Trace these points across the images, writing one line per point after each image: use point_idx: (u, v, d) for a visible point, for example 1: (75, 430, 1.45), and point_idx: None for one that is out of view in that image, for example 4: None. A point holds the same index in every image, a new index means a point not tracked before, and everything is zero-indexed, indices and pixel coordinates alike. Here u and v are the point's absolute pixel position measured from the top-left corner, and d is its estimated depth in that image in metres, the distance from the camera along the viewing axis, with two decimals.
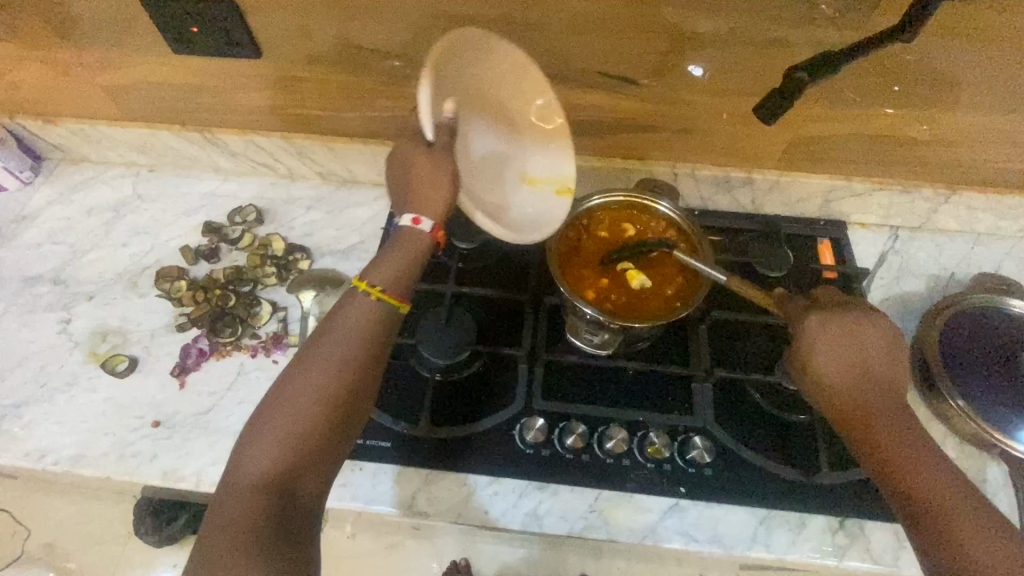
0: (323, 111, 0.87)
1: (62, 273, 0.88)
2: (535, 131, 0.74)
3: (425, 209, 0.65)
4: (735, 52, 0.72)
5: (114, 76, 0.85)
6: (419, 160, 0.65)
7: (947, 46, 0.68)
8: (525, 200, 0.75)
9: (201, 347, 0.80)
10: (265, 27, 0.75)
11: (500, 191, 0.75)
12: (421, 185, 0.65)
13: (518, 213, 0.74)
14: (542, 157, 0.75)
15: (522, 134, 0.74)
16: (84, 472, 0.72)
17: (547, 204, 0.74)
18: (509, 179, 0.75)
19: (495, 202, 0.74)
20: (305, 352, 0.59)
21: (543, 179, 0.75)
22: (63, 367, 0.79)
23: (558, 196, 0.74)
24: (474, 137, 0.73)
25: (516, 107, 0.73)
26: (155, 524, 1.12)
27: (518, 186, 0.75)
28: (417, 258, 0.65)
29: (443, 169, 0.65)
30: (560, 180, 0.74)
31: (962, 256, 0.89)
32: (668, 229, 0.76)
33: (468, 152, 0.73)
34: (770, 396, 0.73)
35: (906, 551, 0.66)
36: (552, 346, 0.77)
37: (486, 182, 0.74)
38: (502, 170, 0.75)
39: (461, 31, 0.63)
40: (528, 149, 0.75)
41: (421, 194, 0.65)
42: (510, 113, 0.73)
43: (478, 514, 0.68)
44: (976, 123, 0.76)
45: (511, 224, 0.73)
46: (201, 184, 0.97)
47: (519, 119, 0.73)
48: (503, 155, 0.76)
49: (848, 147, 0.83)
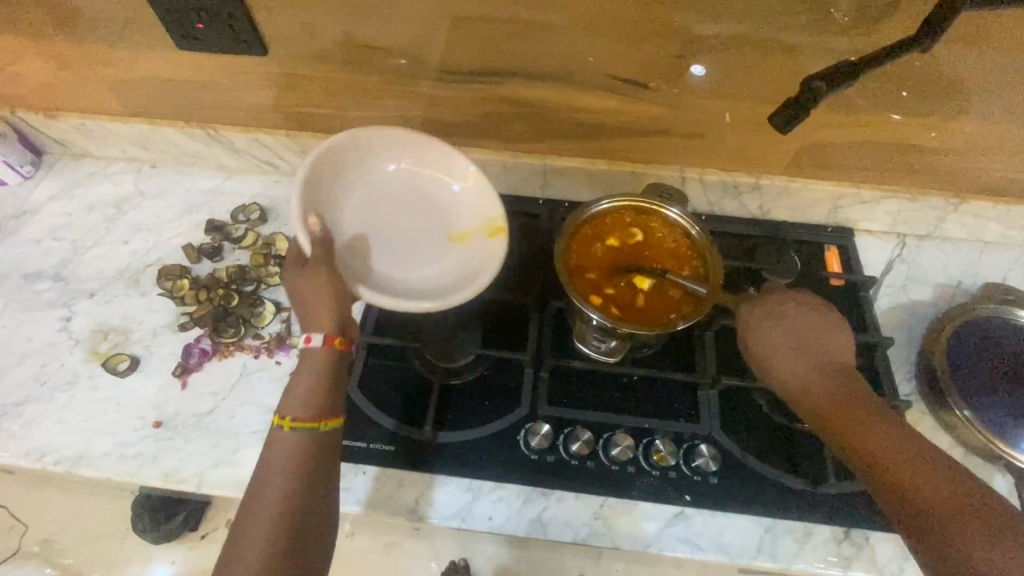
0: (329, 110, 0.86)
1: (63, 270, 0.87)
2: (433, 197, 0.76)
3: (315, 325, 0.62)
4: (747, 57, 0.72)
5: (118, 70, 0.84)
6: (300, 284, 0.63)
7: (963, 55, 0.67)
8: (462, 259, 0.74)
9: (204, 347, 0.79)
10: (272, 24, 0.75)
11: (428, 262, 0.74)
12: (309, 306, 0.62)
13: (460, 271, 0.72)
14: (455, 215, 0.76)
15: (422, 208, 0.75)
16: (84, 472, 0.71)
17: (486, 253, 0.72)
18: (436, 248, 0.75)
19: (427, 274, 0.73)
20: (252, 484, 0.57)
21: (468, 231, 0.75)
22: (63, 366, 0.78)
23: (491, 239, 0.73)
24: (369, 241, 0.73)
25: (400, 187, 0.75)
26: (153, 521, 1.11)
27: (451, 248, 0.75)
28: (324, 375, 0.61)
29: (326, 281, 0.62)
30: (488, 224, 0.74)
31: (969, 266, 0.89)
32: (677, 234, 0.76)
33: (379, 255, 0.72)
34: (776, 404, 0.72)
35: (911, 562, 0.66)
36: (558, 352, 0.76)
37: (407, 264, 0.73)
38: (422, 247, 0.75)
39: (323, 146, 0.68)
40: (433, 218, 0.76)
41: (317, 312, 0.62)
42: (396, 193, 0.75)
43: (482, 520, 0.68)
44: (988, 133, 0.76)
45: (459, 284, 0.70)
46: (204, 181, 0.96)
47: (408, 195, 0.75)
48: (423, 232, 0.75)
49: (857, 154, 0.82)
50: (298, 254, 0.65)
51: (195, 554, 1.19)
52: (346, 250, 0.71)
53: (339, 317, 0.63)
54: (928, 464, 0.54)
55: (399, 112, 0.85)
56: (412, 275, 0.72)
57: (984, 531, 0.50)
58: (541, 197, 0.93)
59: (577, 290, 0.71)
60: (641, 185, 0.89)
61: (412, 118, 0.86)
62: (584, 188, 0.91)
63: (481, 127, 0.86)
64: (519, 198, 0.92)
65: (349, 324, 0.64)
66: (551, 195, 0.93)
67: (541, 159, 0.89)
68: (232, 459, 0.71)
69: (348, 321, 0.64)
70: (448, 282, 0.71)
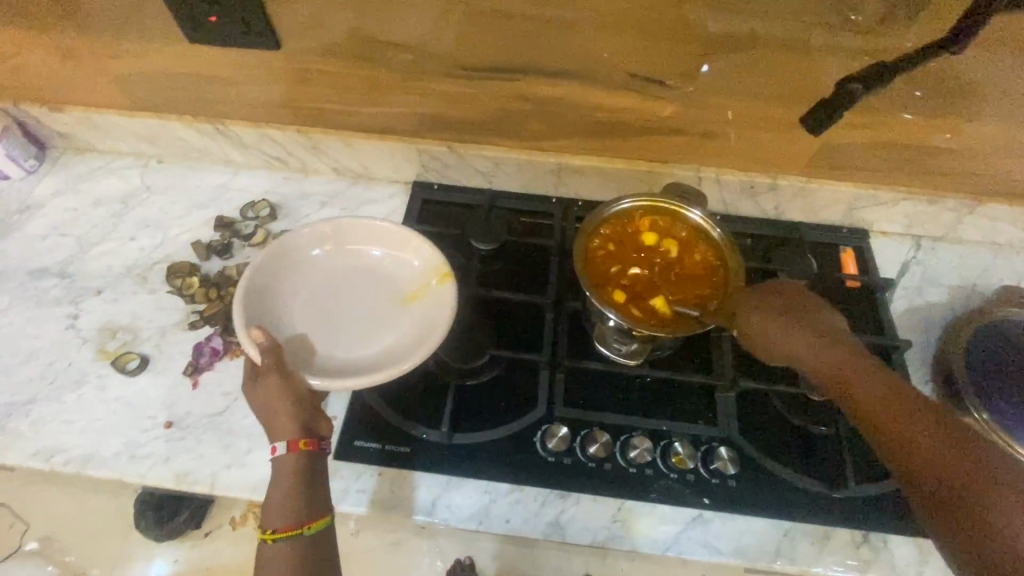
0: (339, 105, 0.85)
1: (68, 267, 0.85)
2: (378, 269, 0.76)
3: (279, 432, 0.62)
4: (769, 56, 0.71)
5: (125, 63, 0.82)
6: (255, 396, 0.63)
7: (988, 56, 0.66)
8: (421, 317, 0.72)
9: (215, 346, 0.78)
10: (285, 17, 0.73)
11: (390, 328, 0.72)
12: (268, 416, 0.62)
13: (421, 328, 0.70)
14: (403, 279, 0.76)
15: (369, 284, 0.76)
16: (93, 474, 0.70)
17: (441, 303, 0.71)
18: (392, 313, 0.73)
19: (390, 341, 0.71)
20: None
21: (418, 288, 0.74)
22: (71, 365, 0.77)
23: (444, 286, 0.73)
24: (321, 333, 0.71)
25: (343, 270, 0.76)
26: (157, 519, 1.10)
27: (410, 309, 0.73)
28: (297, 479, 0.60)
29: (278, 386, 0.62)
30: (436, 275, 0.74)
31: (984, 268, 0.89)
32: (699, 237, 0.75)
33: (338, 339, 0.71)
34: (794, 407, 0.72)
35: (930, 567, 0.65)
36: (575, 353, 0.76)
37: (367, 338, 0.71)
38: (378, 317, 0.73)
39: (251, 264, 0.70)
40: (381, 289, 0.75)
41: (276, 418, 0.62)
42: (339, 277, 0.76)
43: (499, 523, 0.67)
44: (1010, 134, 0.75)
45: (422, 339, 0.68)
46: (212, 177, 0.95)
47: (352, 275, 0.76)
48: (379, 303, 0.74)
49: (875, 155, 0.82)
50: (251, 368, 0.65)
51: (198, 552, 1.17)
52: (299, 345, 0.70)
53: (299, 419, 0.62)
54: (915, 414, 0.53)
55: (413, 109, 0.84)
56: (377, 346, 0.71)
57: (975, 474, 0.48)
58: (554, 196, 0.92)
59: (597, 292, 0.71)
60: (657, 184, 0.88)
61: (425, 114, 0.85)
62: (598, 187, 0.90)
63: (494, 124, 0.85)
64: (533, 197, 0.91)
65: (315, 424, 0.63)
66: (564, 194, 0.92)
67: (555, 158, 0.87)
68: (244, 460, 0.70)
69: (313, 421, 0.63)
70: (413, 340, 0.70)
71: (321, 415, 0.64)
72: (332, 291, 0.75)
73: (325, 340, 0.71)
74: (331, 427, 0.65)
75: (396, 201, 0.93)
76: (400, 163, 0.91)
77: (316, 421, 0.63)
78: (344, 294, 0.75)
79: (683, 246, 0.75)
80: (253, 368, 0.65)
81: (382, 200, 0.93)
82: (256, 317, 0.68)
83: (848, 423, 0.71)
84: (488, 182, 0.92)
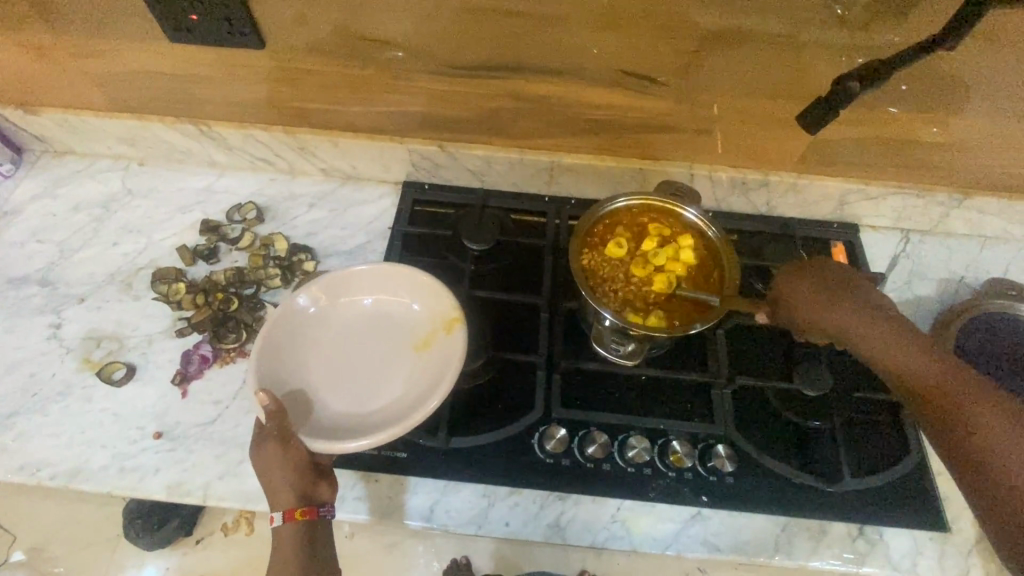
0: (325, 104, 0.83)
1: (50, 274, 0.83)
2: (383, 316, 0.73)
3: (277, 502, 0.61)
4: (760, 54, 0.70)
5: (103, 63, 0.80)
6: (256, 464, 0.62)
7: (976, 49, 0.66)
8: (430, 367, 0.68)
9: (204, 353, 0.76)
10: (268, 16, 0.71)
11: (399, 381, 0.69)
12: (267, 484, 0.61)
13: (429, 379, 0.67)
14: (409, 325, 0.72)
15: (376, 335, 0.72)
16: (81, 487, 0.68)
17: (450, 353, 0.68)
18: (402, 363, 0.70)
19: (400, 393, 0.67)
20: None
21: (428, 335, 0.71)
22: (55, 376, 0.75)
23: (453, 334, 0.69)
24: (331, 390, 0.68)
25: (350, 319, 0.73)
26: (146, 528, 1.08)
27: (420, 359, 0.70)
28: (297, 551, 0.60)
29: (277, 455, 0.61)
30: (443, 324, 0.70)
31: (971, 260, 0.90)
32: (696, 236, 0.75)
33: (349, 397, 0.68)
34: (789, 403, 0.72)
35: (924, 557, 0.66)
36: (571, 353, 0.76)
37: (376, 391, 0.68)
38: (387, 367, 0.70)
39: (262, 324, 0.67)
40: (388, 339, 0.72)
41: (274, 488, 0.61)
42: (344, 329, 0.72)
43: (498, 527, 0.67)
44: (996, 129, 0.75)
45: (432, 390, 0.65)
46: (196, 179, 0.93)
47: (359, 323, 0.73)
48: (387, 356, 0.71)
49: (863, 151, 0.82)
50: (257, 429, 0.64)
51: (189, 560, 1.14)
52: (305, 401, 0.67)
53: (297, 489, 0.61)
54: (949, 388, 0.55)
55: (401, 108, 0.82)
56: (386, 400, 0.67)
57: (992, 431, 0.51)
58: (546, 195, 0.91)
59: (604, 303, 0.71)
60: (649, 181, 0.88)
61: (414, 113, 0.83)
62: (590, 186, 0.90)
63: (485, 123, 0.84)
64: (525, 196, 0.91)
65: (313, 492, 0.63)
66: (556, 192, 0.91)
67: (547, 156, 0.86)
68: (238, 470, 0.69)
69: (311, 488, 0.62)
70: (423, 392, 0.66)
71: (319, 481, 0.63)
72: (338, 344, 0.71)
73: (337, 397, 0.68)
74: (331, 492, 0.64)
75: (387, 202, 0.91)
76: (389, 163, 0.89)
77: (315, 488, 0.63)
78: (352, 347, 0.71)
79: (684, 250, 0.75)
80: (258, 429, 0.63)
81: (372, 200, 0.91)
82: (259, 375, 0.65)
83: (842, 417, 0.72)
84: (480, 182, 0.91)
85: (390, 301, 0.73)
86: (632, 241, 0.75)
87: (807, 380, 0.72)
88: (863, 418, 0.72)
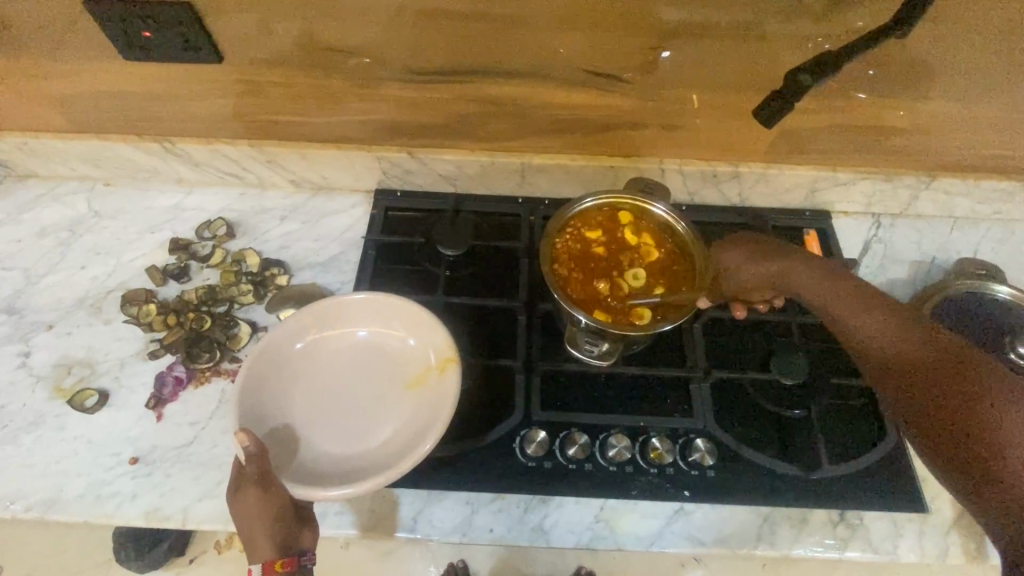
0: (289, 116, 0.82)
1: (15, 302, 0.81)
2: (375, 351, 0.73)
3: (256, 554, 0.59)
4: (721, 47, 0.71)
5: (59, 84, 0.78)
6: (234, 510, 0.60)
7: (932, 32, 0.67)
8: (422, 406, 0.68)
9: (178, 374, 0.75)
10: (224, 29, 0.70)
11: (388, 420, 0.68)
12: (244, 533, 0.59)
13: (422, 419, 0.67)
14: (403, 361, 0.72)
15: (367, 371, 0.71)
16: (56, 518, 0.67)
17: (443, 392, 0.67)
18: (393, 401, 0.70)
19: (390, 434, 0.67)
20: None
21: (422, 372, 0.71)
22: (25, 406, 0.73)
23: (445, 372, 0.69)
24: (317, 427, 0.67)
25: (341, 354, 0.72)
26: (137, 549, 1.07)
27: (410, 394, 0.70)
28: None
29: (257, 501, 0.59)
30: (438, 359, 0.70)
31: (941, 241, 0.91)
32: (674, 241, 0.75)
33: (335, 434, 0.67)
34: (767, 394, 0.73)
35: (904, 539, 0.67)
36: (550, 355, 0.76)
37: (364, 432, 0.67)
38: (377, 407, 0.69)
39: (253, 355, 0.67)
40: (380, 375, 0.71)
41: (253, 537, 0.59)
42: (335, 364, 0.71)
43: (482, 534, 0.66)
44: (955, 111, 0.76)
45: (423, 431, 0.64)
46: (164, 197, 0.91)
47: (351, 358, 0.72)
48: (378, 390, 0.70)
49: (828, 139, 0.83)
50: (234, 470, 0.62)
51: None
52: (291, 438, 0.66)
53: (277, 539, 0.59)
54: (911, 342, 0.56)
55: (368, 116, 0.82)
56: (375, 441, 0.67)
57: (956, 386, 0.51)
58: (521, 196, 0.91)
59: (580, 304, 0.71)
60: (622, 179, 0.88)
61: (380, 121, 0.83)
62: (563, 186, 0.89)
63: (453, 128, 0.84)
64: (498, 199, 0.91)
65: (293, 540, 0.61)
66: (530, 193, 0.91)
67: (518, 158, 0.86)
68: (217, 491, 0.68)
69: (292, 537, 0.61)
70: (415, 433, 0.66)
71: (301, 529, 0.62)
72: (328, 377, 0.71)
73: (325, 433, 0.67)
74: (313, 539, 0.63)
75: (359, 212, 0.91)
76: (359, 172, 0.88)
77: (296, 536, 0.61)
78: (342, 379, 0.71)
79: (662, 252, 0.75)
80: (236, 474, 0.61)
81: (344, 210, 0.90)
82: (242, 410, 0.64)
83: (819, 405, 0.73)
84: (452, 186, 0.90)
85: (383, 335, 0.73)
86: (612, 237, 0.76)
87: (784, 369, 0.72)
88: (840, 405, 0.73)
